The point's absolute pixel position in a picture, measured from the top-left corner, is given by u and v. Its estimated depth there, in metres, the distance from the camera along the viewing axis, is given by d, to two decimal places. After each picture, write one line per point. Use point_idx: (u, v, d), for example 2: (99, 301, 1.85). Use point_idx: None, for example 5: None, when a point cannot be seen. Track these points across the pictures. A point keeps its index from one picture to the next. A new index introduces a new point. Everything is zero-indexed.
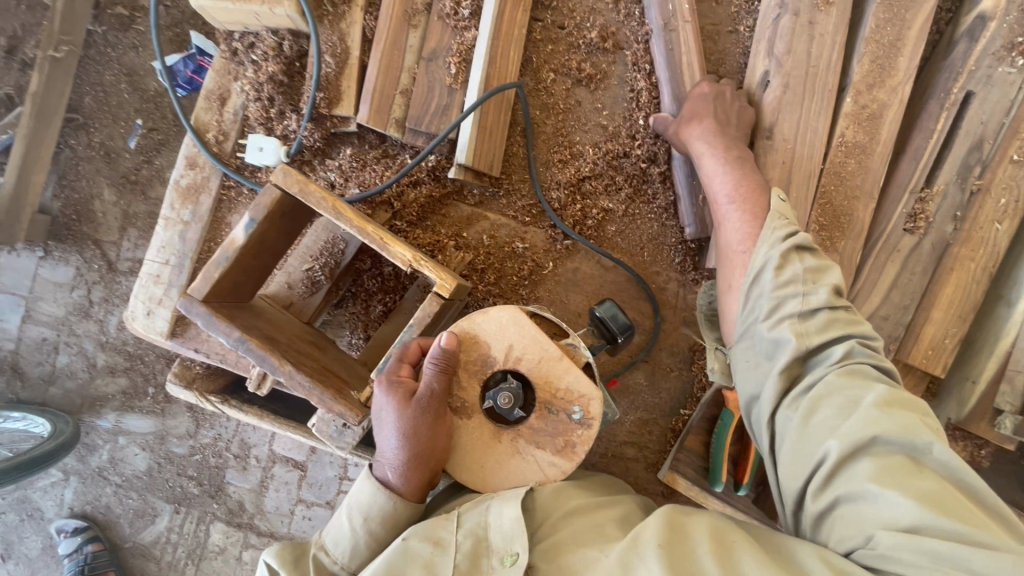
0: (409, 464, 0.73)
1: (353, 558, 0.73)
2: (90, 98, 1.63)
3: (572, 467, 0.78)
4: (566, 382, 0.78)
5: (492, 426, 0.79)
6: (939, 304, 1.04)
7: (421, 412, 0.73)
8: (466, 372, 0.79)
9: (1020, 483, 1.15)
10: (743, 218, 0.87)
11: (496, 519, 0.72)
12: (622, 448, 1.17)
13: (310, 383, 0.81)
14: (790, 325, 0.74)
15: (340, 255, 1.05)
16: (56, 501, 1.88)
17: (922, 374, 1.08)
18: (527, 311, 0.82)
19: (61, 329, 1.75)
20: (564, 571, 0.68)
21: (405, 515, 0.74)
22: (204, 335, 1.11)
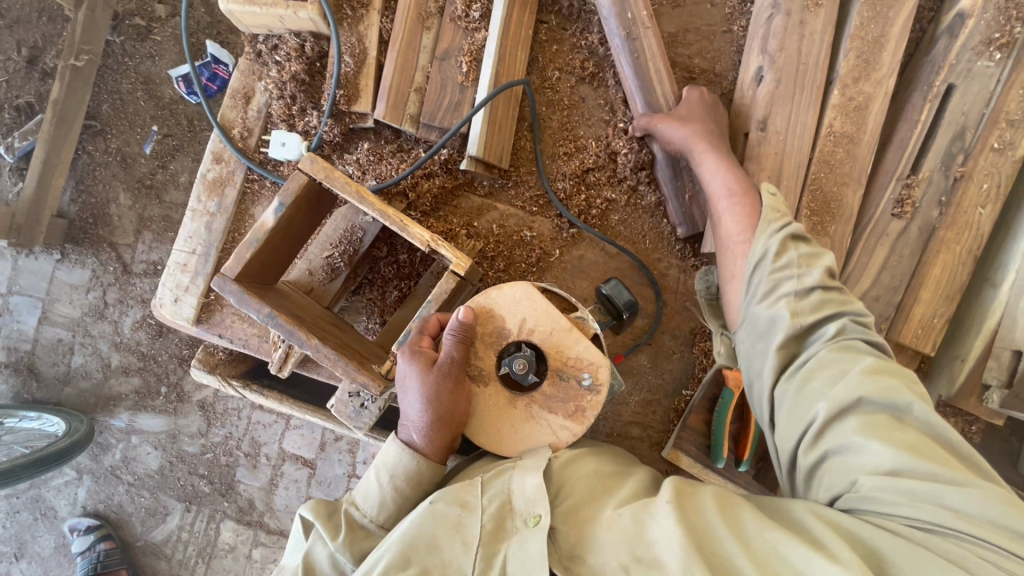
0: (432, 426, 0.78)
1: (381, 512, 0.79)
2: (108, 105, 1.71)
3: (583, 430, 0.84)
4: (576, 351, 0.84)
5: (507, 393, 0.84)
6: (926, 285, 1.10)
7: (440, 378, 0.79)
8: (482, 343, 0.84)
9: (1010, 458, 1.20)
10: (739, 212, 0.91)
11: (519, 486, 0.77)
12: (627, 427, 1.21)
13: (335, 355, 0.86)
14: (787, 305, 0.78)
15: (359, 243, 1.11)
16: (69, 500, 1.92)
17: (913, 353, 1.13)
18: (539, 287, 0.88)
19: (77, 330, 1.81)
20: (583, 531, 0.73)
21: (429, 475, 0.79)
22: (227, 322, 1.17)
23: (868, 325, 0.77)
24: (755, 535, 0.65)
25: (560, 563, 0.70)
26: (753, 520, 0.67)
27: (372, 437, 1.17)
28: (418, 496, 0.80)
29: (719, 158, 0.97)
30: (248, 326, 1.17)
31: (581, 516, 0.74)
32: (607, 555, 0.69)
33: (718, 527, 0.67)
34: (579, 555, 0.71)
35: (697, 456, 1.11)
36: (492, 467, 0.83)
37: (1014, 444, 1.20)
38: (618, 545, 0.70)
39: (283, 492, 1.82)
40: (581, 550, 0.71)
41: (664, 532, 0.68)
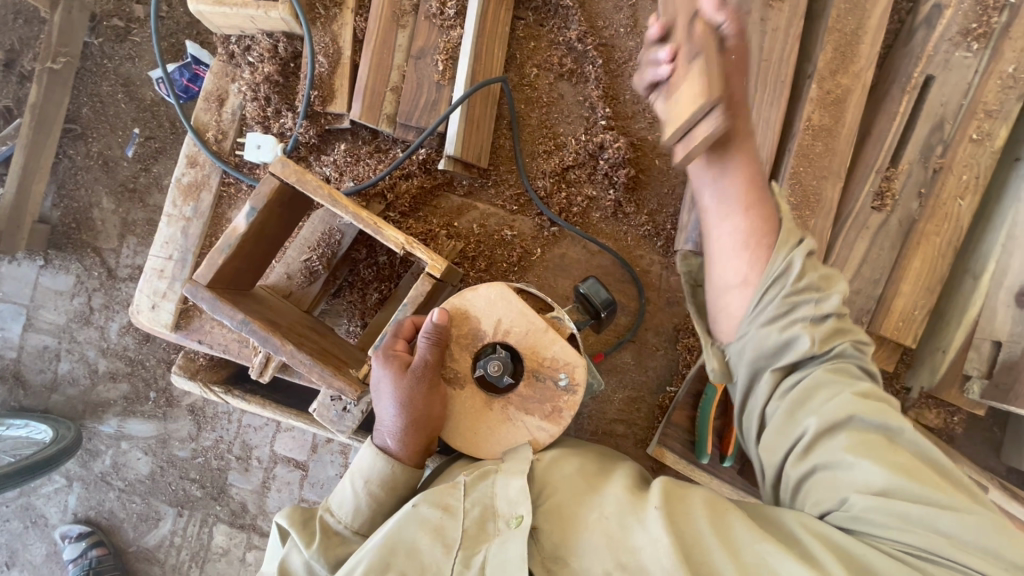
0: (407, 430, 0.77)
1: (356, 518, 0.78)
2: (88, 108, 1.68)
3: (560, 432, 0.83)
4: (552, 352, 0.83)
5: (483, 394, 0.83)
6: (907, 278, 1.09)
7: (414, 382, 0.77)
8: (458, 345, 0.83)
9: (993, 447, 1.21)
10: (751, 223, 0.76)
11: (502, 489, 0.76)
12: (612, 425, 1.20)
13: (310, 361, 0.85)
14: (805, 329, 0.71)
15: (337, 245, 1.11)
16: (60, 507, 1.91)
17: (895, 346, 1.13)
18: (515, 287, 0.87)
19: (62, 336, 1.79)
20: (568, 531, 0.73)
21: (406, 479, 0.79)
22: (207, 328, 1.16)
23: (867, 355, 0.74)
24: (747, 545, 0.64)
25: (542, 566, 0.71)
26: (745, 529, 0.66)
27: (357, 439, 1.17)
28: (396, 500, 0.80)
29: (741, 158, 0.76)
30: (229, 331, 1.16)
31: (566, 518, 0.74)
32: (592, 561, 0.69)
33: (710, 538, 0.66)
34: (563, 558, 0.71)
35: (681, 453, 1.11)
36: (476, 466, 0.82)
37: (997, 433, 1.21)
38: (602, 549, 0.70)
39: (276, 495, 1.81)
40: (565, 552, 0.72)
41: (648, 538, 0.68)
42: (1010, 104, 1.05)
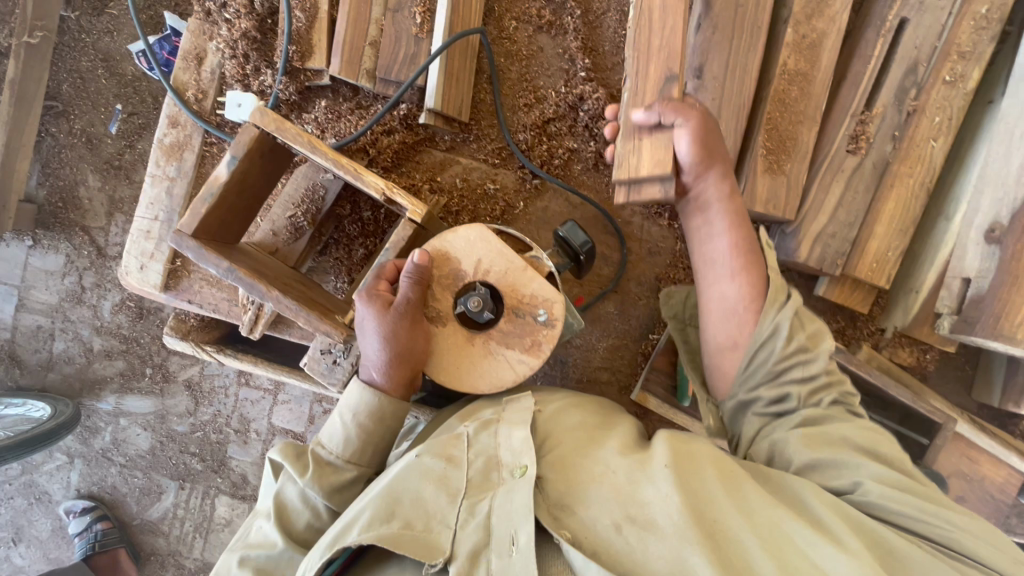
0: (391, 363, 0.85)
1: (346, 449, 0.87)
2: (68, 85, 1.66)
3: (539, 364, 0.88)
4: (531, 289, 0.89)
5: (465, 331, 0.89)
6: (881, 220, 1.12)
7: (397, 319, 0.84)
8: (440, 285, 0.90)
9: (964, 385, 1.25)
10: (744, 282, 0.86)
11: (506, 440, 0.82)
12: (597, 372, 1.23)
13: (297, 306, 0.87)
14: (795, 389, 0.81)
15: (321, 201, 1.12)
16: (63, 483, 1.94)
17: (870, 287, 1.16)
18: (494, 230, 0.93)
19: (55, 316, 1.80)
20: (571, 478, 0.77)
21: (391, 410, 0.87)
22: (197, 288, 1.19)
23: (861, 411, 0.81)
24: (754, 505, 0.69)
25: (549, 514, 0.73)
26: (754, 490, 0.70)
27: None
28: (382, 430, 0.87)
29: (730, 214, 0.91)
30: (218, 291, 1.19)
31: (569, 469, 0.78)
32: (601, 513, 0.72)
33: (720, 495, 0.70)
34: (570, 506, 0.74)
35: (664, 398, 1.14)
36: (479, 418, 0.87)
37: (969, 370, 1.25)
38: (610, 503, 0.73)
39: None
40: (570, 501, 0.75)
41: (658, 495, 0.70)
42: (982, 44, 1.07)
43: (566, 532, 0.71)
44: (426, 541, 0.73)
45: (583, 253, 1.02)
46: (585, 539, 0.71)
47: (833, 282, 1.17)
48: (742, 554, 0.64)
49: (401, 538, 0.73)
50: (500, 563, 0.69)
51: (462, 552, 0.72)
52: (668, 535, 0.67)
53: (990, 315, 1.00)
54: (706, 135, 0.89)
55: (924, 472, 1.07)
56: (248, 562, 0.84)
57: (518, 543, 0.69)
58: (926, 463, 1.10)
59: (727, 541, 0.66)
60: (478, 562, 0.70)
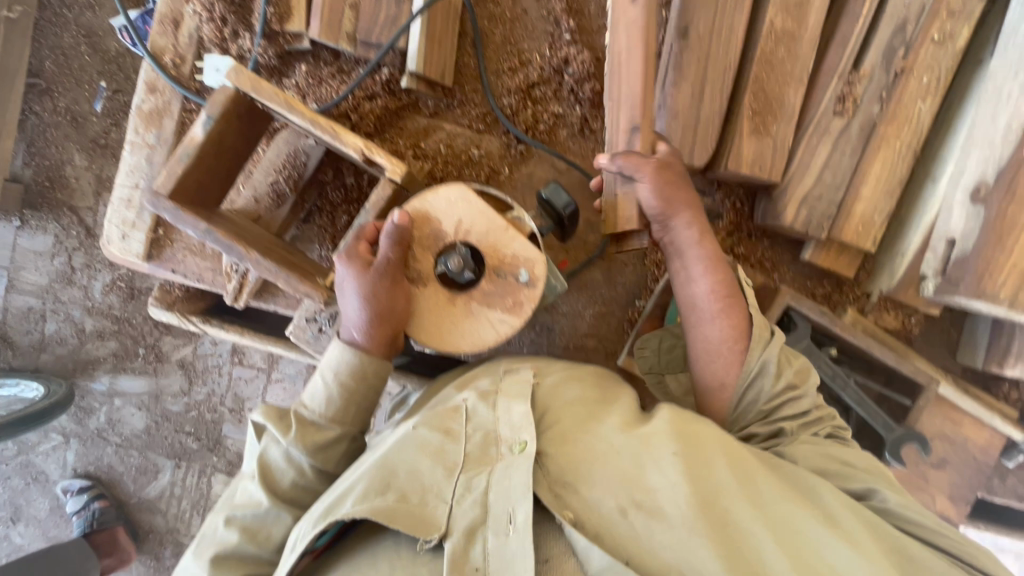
0: (371, 322, 0.85)
1: (328, 408, 0.88)
2: (51, 62, 1.63)
3: (521, 325, 0.88)
4: (513, 249, 0.88)
5: (446, 291, 0.89)
6: (867, 183, 1.11)
7: (376, 279, 0.85)
8: (421, 246, 0.89)
9: (948, 349, 1.26)
10: (727, 322, 0.91)
11: (506, 415, 0.85)
12: (583, 339, 1.23)
13: (276, 267, 0.87)
14: (785, 424, 0.89)
15: (303, 167, 1.11)
16: (60, 463, 1.95)
17: (856, 251, 1.16)
18: (476, 190, 0.91)
19: (46, 297, 1.79)
20: (571, 449, 0.80)
21: (372, 367, 0.88)
22: (180, 257, 1.18)
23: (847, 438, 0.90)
24: (765, 495, 0.71)
25: (550, 490, 0.76)
26: (768, 484, 0.73)
27: None
28: (366, 389, 0.88)
29: (708, 251, 0.92)
30: (202, 261, 1.18)
31: (569, 444, 0.81)
32: (605, 495, 0.73)
33: (729, 479, 0.72)
34: (571, 484, 0.76)
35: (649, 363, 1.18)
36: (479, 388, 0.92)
37: (954, 335, 1.25)
38: (615, 485, 0.74)
39: None
40: (573, 479, 0.76)
41: (666, 480, 0.72)
42: (972, 3, 1.05)
43: (568, 512, 0.73)
44: (421, 516, 0.75)
45: (566, 215, 1.01)
46: (587, 519, 0.73)
47: (819, 246, 1.16)
48: (752, 543, 0.66)
49: (395, 511, 0.75)
50: (497, 541, 0.71)
51: (457, 528, 0.73)
52: (676, 524, 0.68)
53: (972, 276, 1.01)
54: (667, 185, 0.89)
55: (906, 432, 1.08)
56: (235, 521, 0.86)
57: (515, 521, 0.71)
58: (908, 424, 1.11)
59: (733, 528, 0.68)
60: (473, 537, 0.72)
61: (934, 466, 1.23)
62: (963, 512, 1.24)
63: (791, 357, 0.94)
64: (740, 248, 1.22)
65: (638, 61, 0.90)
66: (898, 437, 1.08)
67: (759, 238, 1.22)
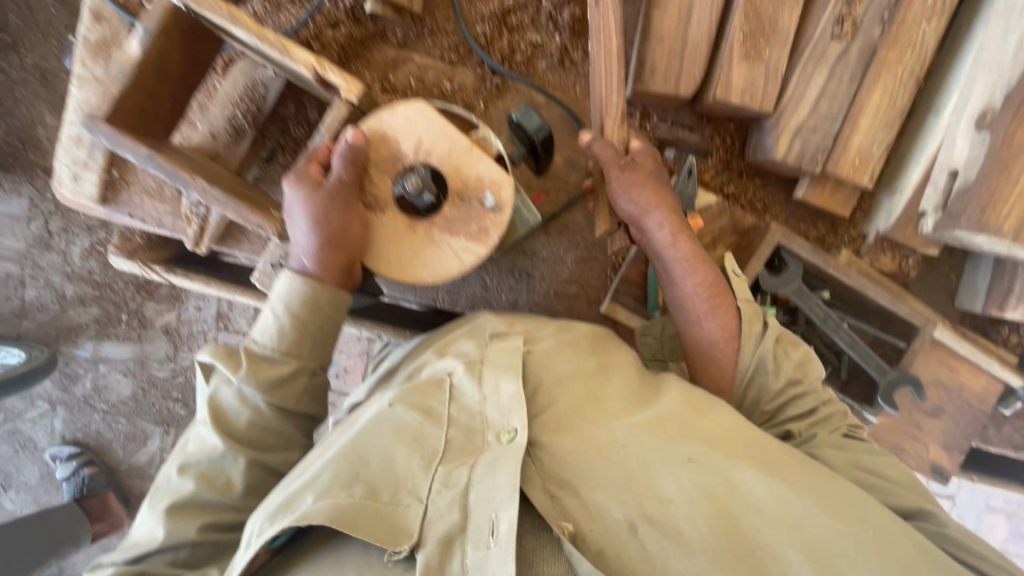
0: (322, 246, 0.86)
1: (280, 342, 0.87)
2: (14, 15, 1.52)
3: (487, 251, 0.92)
4: (476, 171, 0.91)
5: (406, 216, 0.92)
6: (866, 112, 1.04)
7: (327, 201, 0.86)
8: (377, 169, 0.91)
9: (946, 295, 1.21)
10: (720, 318, 0.92)
11: (495, 394, 0.81)
12: (565, 286, 1.18)
13: (225, 197, 0.83)
14: (792, 425, 0.87)
15: (262, 100, 1.03)
16: (46, 431, 1.91)
17: (851, 189, 1.10)
18: (436, 109, 0.93)
19: (24, 263, 1.72)
20: (568, 434, 0.76)
21: (327, 297, 0.88)
22: (137, 200, 1.11)
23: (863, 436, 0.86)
24: (790, 505, 0.66)
25: (546, 491, 0.71)
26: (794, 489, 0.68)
27: None
28: (320, 319, 0.88)
29: (686, 248, 0.93)
30: (161, 205, 1.12)
31: (566, 431, 0.76)
32: (613, 505, 0.69)
33: (744, 486, 0.68)
34: (572, 486, 0.71)
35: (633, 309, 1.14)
36: (465, 357, 0.88)
37: (952, 280, 1.20)
38: (621, 490, 0.70)
39: None
40: (577, 481, 0.72)
41: (678, 490, 0.68)
42: None
43: (568, 524, 0.68)
44: (392, 518, 0.71)
45: (538, 140, 1.02)
46: (591, 532, 0.68)
47: (814, 182, 1.10)
48: (767, 561, 0.63)
49: (366, 513, 0.71)
50: (475, 555, 0.65)
51: (431, 536, 0.68)
52: (692, 545, 0.65)
53: (974, 209, 0.95)
54: (642, 181, 0.90)
55: (898, 374, 1.04)
56: (189, 469, 0.83)
57: (498, 532, 0.65)
58: (902, 367, 1.06)
59: (749, 546, 0.64)
60: (450, 547, 0.67)
61: (929, 414, 1.19)
62: (957, 461, 1.20)
63: (793, 349, 0.92)
64: (729, 186, 1.16)
65: (618, 69, 0.86)
66: (891, 380, 1.03)
67: (750, 176, 1.16)
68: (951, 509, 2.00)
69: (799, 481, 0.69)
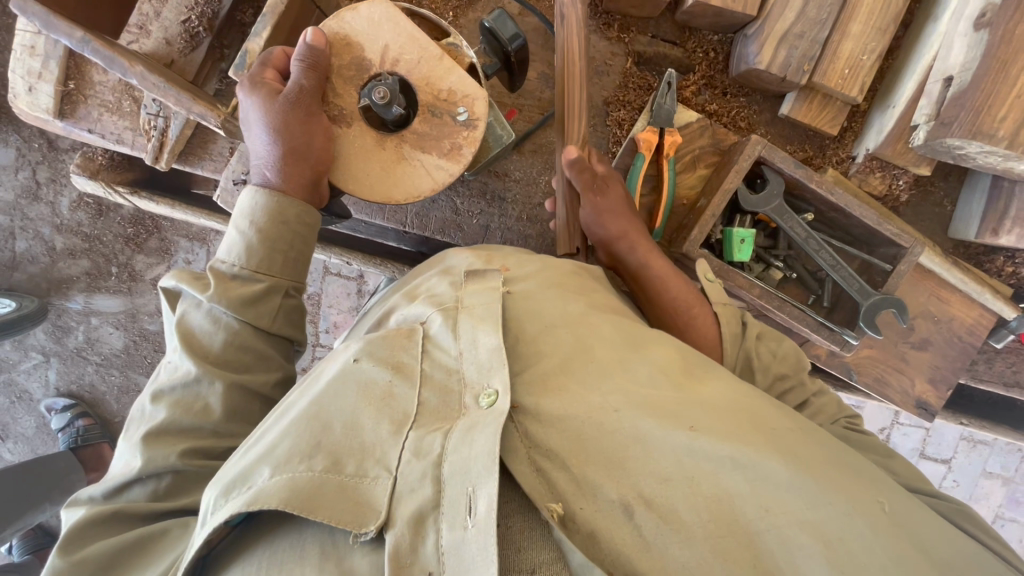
0: (284, 156, 0.80)
1: (249, 258, 0.79)
2: None
3: (459, 169, 0.87)
4: (449, 83, 0.85)
5: (375, 133, 0.86)
6: (857, 18, 0.97)
7: (286, 107, 0.79)
8: (342, 78, 0.85)
9: (940, 224, 1.15)
10: (699, 328, 0.86)
11: (471, 348, 0.67)
12: (537, 211, 1.14)
13: (165, 86, 0.86)
14: None
15: (217, 4, 0.99)
16: (41, 382, 1.90)
17: (842, 103, 1.04)
18: (403, 12, 0.87)
19: (14, 214, 1.70)
20: (559, 393, 0.64)
21: (292, 211, 0.81)
22: (96, 116, 1.08)
23: (864, 427, 0.79)
24: (795, 485, 0.52)
25: (531, 464, 0.59)
26: (805, 462, 0.55)
27: None
28: (287, 236, 0.81)
29: (656, 266, 0.93)
30: (120, 120, 1.08)
31: (550, 392, 0.64)
32: (605, 483, 0.57)
33: (751, 462, 0.54)
34: (561, 458, 0.59)
35: None
36: (438, 303, 0.75)
37: (948, 208, 1.14)
38: (615, 470, 0.57)
39: None
40: (565, 451, 0.59)
41: (677, 465, 0.56)
42: None
43: (558, 505, 0.56)
44: (355, 493, 0.60)
45: (513, 51, 0.93)
46: (581, 511, 0.56)
47: (801, 96, 1.04)
48: (777, 555, 0.50)
49: (322, 489, 0.59)
50: (452, 536, 0.53)
51: (400, 515, 0.56)
52: (694, 534, 0.52)
53: (968, 112, 0.88)
54: (606, 203, 0.94)
55: (882, 297, 0.99)
56: (163, 398, 0.76)
57: (476, 513, 0.53)
58: (885, 290, 1.01)
59: (756, 538, 0.51)
60: (423, 525, 0.56)
61: (916, 347, 1.15)
62: (943, 396, 1.16)
63: (775, 344, 0.85)
64: (712, 105, 1.09)
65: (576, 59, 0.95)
66: (873, 304, 0.99)
67: (735, 93, 1.10)
68: (948, 473, 1.96)
69: (810, 458, 0.56)
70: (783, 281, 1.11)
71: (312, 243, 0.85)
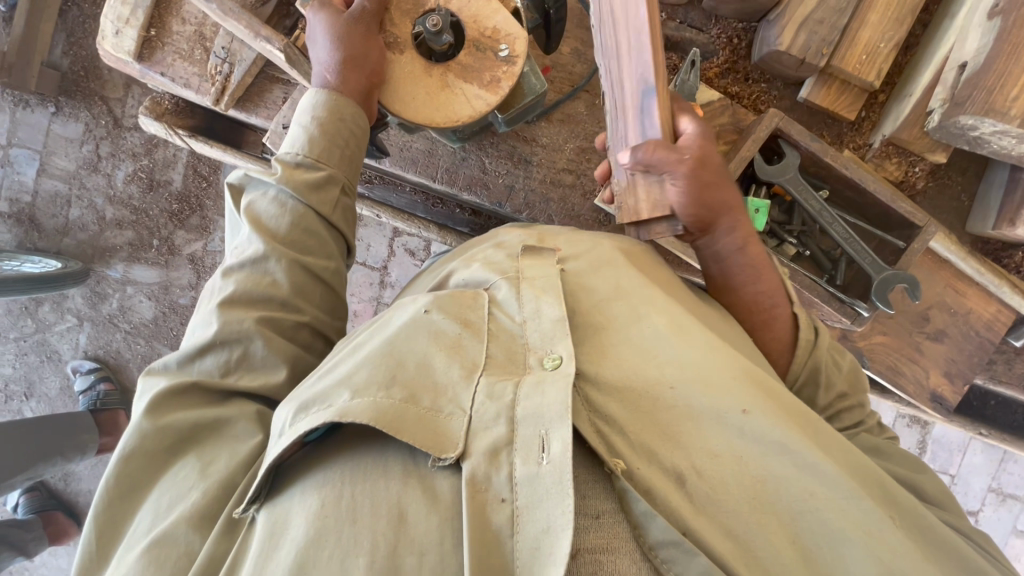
0: (343, 63, 0.87)
1: (309, 147, 0.86)
2: None
3: (497, 101, 0.91)
4: (494, 22, 0.91)
5: (423, 63, 0.91)
6: (873, 8, 1.04)
7: (348, 22, 0.87)
8: (399, 10, 0.91)
9: (958, 218, 1.17)
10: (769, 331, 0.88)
11: (535, 318, 0.70)
12: (561, 175, 1.20)
13: (238, 11, 1.03)
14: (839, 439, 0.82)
15: None
16: (71, 344, 1.98)
17: (859, 89, 1.09)
18: None
19: (72, 183, 1.82)
20: (613, 355, 0.68)
21: (349, 110, 0.87)
22: (169, 61, 1.19)
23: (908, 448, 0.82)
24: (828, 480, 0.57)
25: (590, 423, 0.61)
26: (841, 460, 0.60)
27: None
28: (345, 132, 0.87)
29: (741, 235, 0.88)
30: (189, 66, 1.19)
31: (608, 359, 0.68)
32: (663, 452, 0.60)
33: (797, 450, 0.58)
34: (615, 421, 0.62)
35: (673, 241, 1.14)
36: (499, 270, 0.77)
37: (964, 202, 1.17)
38: (672, 444, 0.61)
39: None
40: (626, 422, 0.62)
41: (726, 444, 0.60)
42: None
43: (620, 461, 0.59)
44: (432, 423, 0.60)
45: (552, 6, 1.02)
46: (639, 470, 0.59)
47: (820, 82, 1.09)
48: (816, 539, 0.55)
49: (405, 413, 0.60)
50: (525, 469, 0.56)
51: (477, 447, 0.58)
52: (738, 503, 0.57)
53: (980, 92, 0.91)
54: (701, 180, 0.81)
55: (895, 273, 1.00)
56: (232, 274, 0.80)
57: (551, 452, 0.55)
58: (899, 267, 1.02)
59: (795, 518, 0.56)
60: (498, 459, 0.57)
61: (931, 338, 1.14)
62: (959, 391, 1.14)
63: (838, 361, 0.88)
64: (734, 87, 1.16)
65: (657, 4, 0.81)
66: (884, 278, 1.00)
67: (757, 78, 1.16)
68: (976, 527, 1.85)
69: (843, 458, 0.61)
70: (797, 258, 1.14)
71: (364, 148, 0.91)
